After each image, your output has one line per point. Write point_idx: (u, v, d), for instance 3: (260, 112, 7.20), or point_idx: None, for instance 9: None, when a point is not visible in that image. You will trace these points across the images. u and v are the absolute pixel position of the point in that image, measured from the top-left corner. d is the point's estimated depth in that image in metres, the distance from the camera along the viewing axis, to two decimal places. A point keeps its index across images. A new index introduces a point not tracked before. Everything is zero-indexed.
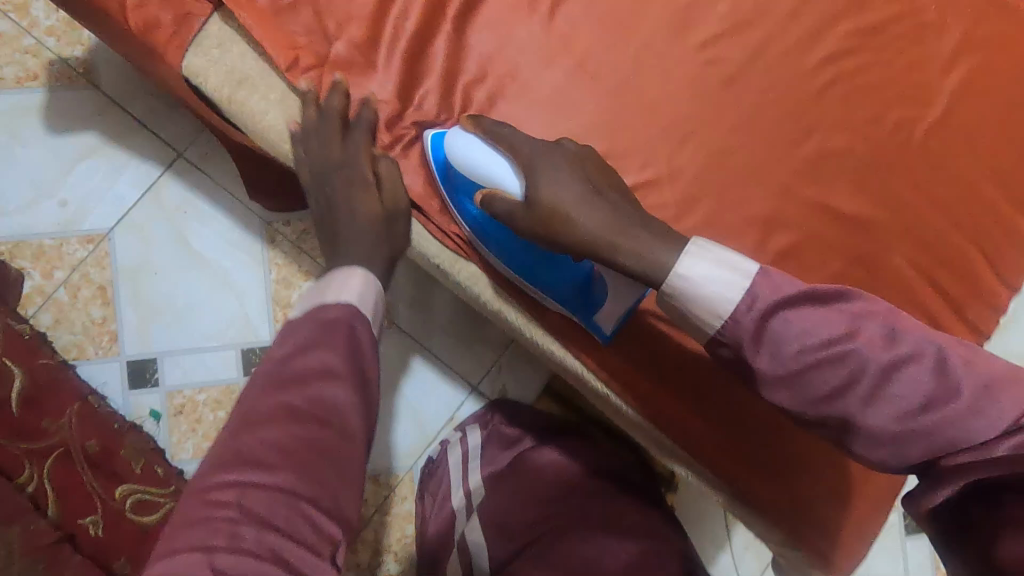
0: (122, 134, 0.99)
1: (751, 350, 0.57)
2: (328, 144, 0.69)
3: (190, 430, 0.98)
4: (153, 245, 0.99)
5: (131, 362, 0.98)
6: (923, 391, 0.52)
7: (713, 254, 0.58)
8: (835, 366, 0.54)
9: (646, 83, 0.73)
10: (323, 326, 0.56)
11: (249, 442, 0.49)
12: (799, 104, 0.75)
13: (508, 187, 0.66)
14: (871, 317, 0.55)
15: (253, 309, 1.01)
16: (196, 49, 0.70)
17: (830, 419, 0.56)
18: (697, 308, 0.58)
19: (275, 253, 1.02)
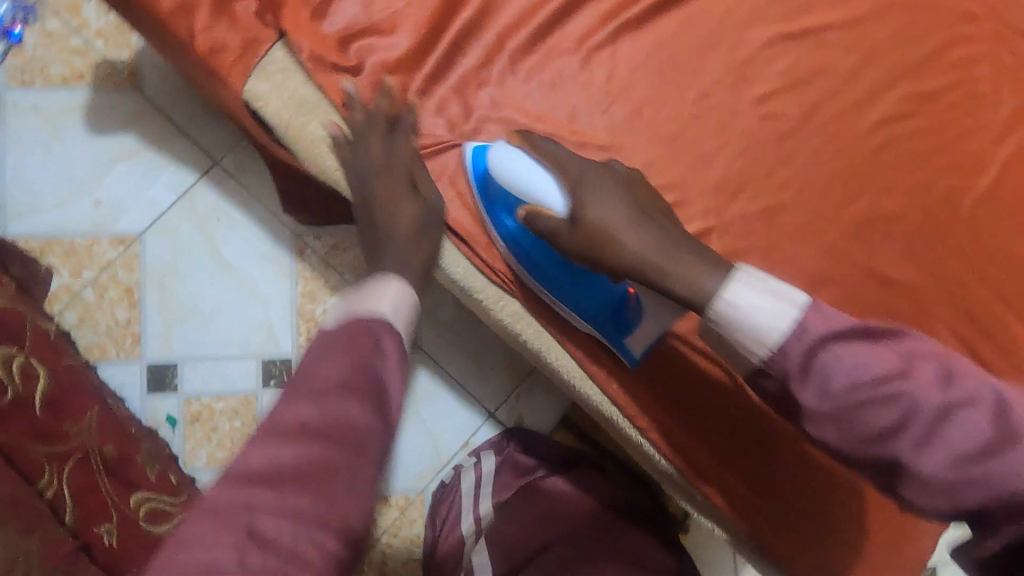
0: (160, 139, 1.00)
1: (795, 383, 0.49)
2: (369, 152, 0.66)
3: (205, 437, 0.99)
4: (182, 251, 1.00)
5: (151, 366, 0.98)
6: (984, 437, 0.44)
7: (761, 282, 0.50)
8: (887, 406, 0.46)
9: (697, 134, 0.69)
10: (355, 340, 0.49)
11: (261, 456, 0.42)
12: (854, 164, 0.70)
13: (548, 201, 0.61)
14: (926, 352, 0.47)
15: (277, 320, 1.01)
16: (260, 74, 0.66)
17: (879, 462, 0.48)
18: (745, 340, 0.50)
19: (304, 266, 1.02)
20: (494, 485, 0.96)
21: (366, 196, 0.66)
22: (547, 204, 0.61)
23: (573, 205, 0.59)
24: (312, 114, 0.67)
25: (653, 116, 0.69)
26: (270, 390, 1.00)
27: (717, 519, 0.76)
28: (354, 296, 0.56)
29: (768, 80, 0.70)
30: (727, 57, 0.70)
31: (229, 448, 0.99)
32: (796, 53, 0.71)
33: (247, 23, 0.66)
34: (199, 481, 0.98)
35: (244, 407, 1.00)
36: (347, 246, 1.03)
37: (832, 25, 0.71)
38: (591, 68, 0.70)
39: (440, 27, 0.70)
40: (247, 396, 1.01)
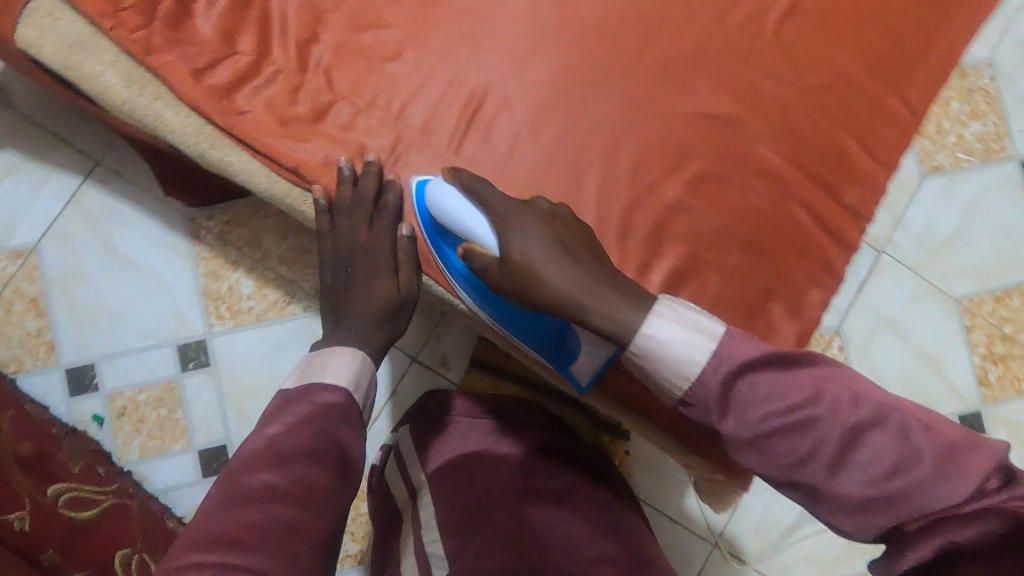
0: (41, 151, 1.02)
1: (717, 415, 0.59)
2: (354, 232, 0.79)
3: (134, 430, 1.02)
4: (80, 252, 1.03)
5: (70, 370, 1.02)
6: (888, 456, 0.53)
7: (680, 317, 0.61)
8: (801, 433, 0.56)
9: (489, 13, 0.85)
10: (320, 407, 0.65)
11: (233, 516, 0.54)
12: (642, 14, 0.86)
13: (483, 241, 0.70)
14: (836, 380, 0.58)
15: (186, 305, 1.04)
16: (25, 19, 0.74)
17: (799, 485, 0.57)
18: (668, 369, 0.60)
19: (201, 247, 1.05)
20: (418, 455, 0.96)
21: (351, 264, 0.81)
22: (484, 244, 0.70)
23: (502, 246, 0.68)
24: (83, 49, 0.76)
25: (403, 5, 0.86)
26: (190, 372, 1.03)
27: (622, 411, 0.82)
28: (315, 363, 0.71)
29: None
30: None
31: (159, 436, 1.03)
32: None
33: None
34: (135, 472, 1.02)
35: (168, 394, 1.03)
36: (241, 221, 1.06)
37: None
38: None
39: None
40: (170, 382, 1.04)
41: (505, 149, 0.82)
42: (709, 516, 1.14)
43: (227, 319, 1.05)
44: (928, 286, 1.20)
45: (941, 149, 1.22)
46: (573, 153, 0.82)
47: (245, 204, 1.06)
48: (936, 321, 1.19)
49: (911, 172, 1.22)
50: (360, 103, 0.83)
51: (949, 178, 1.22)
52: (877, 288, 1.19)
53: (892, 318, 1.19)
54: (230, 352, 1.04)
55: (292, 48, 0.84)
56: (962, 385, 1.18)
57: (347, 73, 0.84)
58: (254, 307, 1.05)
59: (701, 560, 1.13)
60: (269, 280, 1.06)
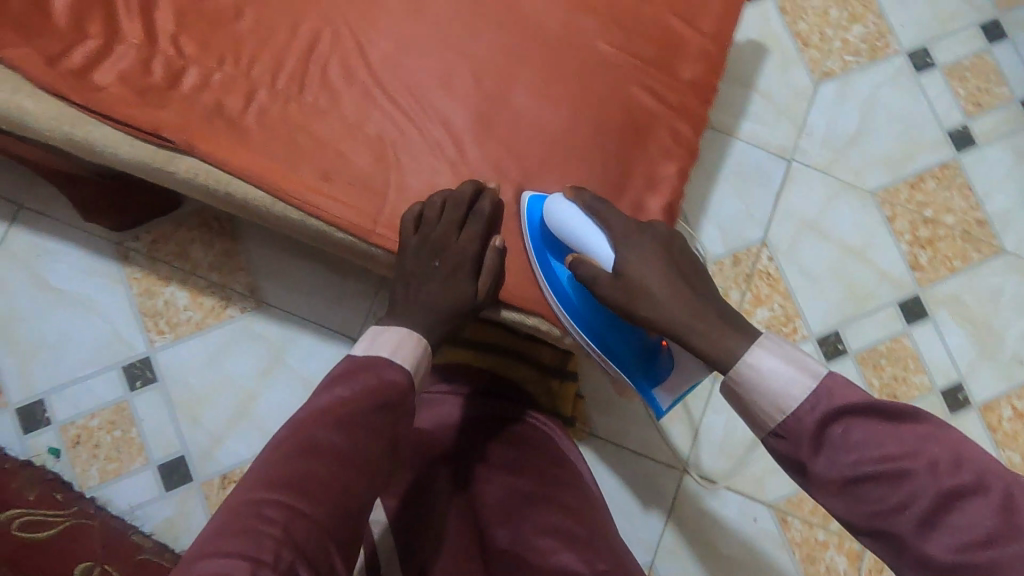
0: None
1: (806, 452, 0.53)
2: (442, 236, 0.73)
3: (91, 456, 0.93)
4: (12, 293, 0.95)
5: (20, 408, 0.93)
6: (989, 526, 0.47)
7: (784, 350, 0.58)
8: (892, 485, 0.50)
9: None
10: (383, 383, 0.60)
11: (300, 465, 0.52)
12: None
13: (598, 257, 0.71)
14: (943, 439, 0.50)
15: (124, 324, 0.96)
16: None
17: (881, 538, 0.51)
18: (766, 402, 0.56)
19: (132, 268, 0.96)
20: None
21: (432, 265, 0.74)
22: (599, 259, 0.71)
23: (620, 263, 0.69)
24: None
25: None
26: (139, 391, 0.94)
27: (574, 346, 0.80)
28: (384, 343, 0.64)
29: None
30: None
31: (117, 458, 0.93)
32: None
33: None
34: (99, 499, 0.92)
35: (120, 415, 0.94)
36: (167, 237, 0.97)
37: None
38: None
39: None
40: (121, 405, 0.95)
41: (370, 98, 0.76)
42: (673, 443, 1.09)
43: (168, 333, 0.96)
44: (842, 184, 1.21)
45: (829, 56, 1.24)
46: (454, 85, 0.77)
47: (167, 220, 0.97)
48: (856, 214, 1.20)
49: (805, 83, 1.22)
50: (212, 63, 0.76)
51: (841, 82, 1.23)
52: (793, 196, 1.19)
53: (814, 221, 1.19)
54: (180, 365, 0.95)
55: (136, 16, 0.76)
56: (894, 271, 1.19)
57: (194, 34, 0.77)
58: (191, 317, 0.96)
59: (673, 489, 1.08)
60: (202, 288, 0.97)
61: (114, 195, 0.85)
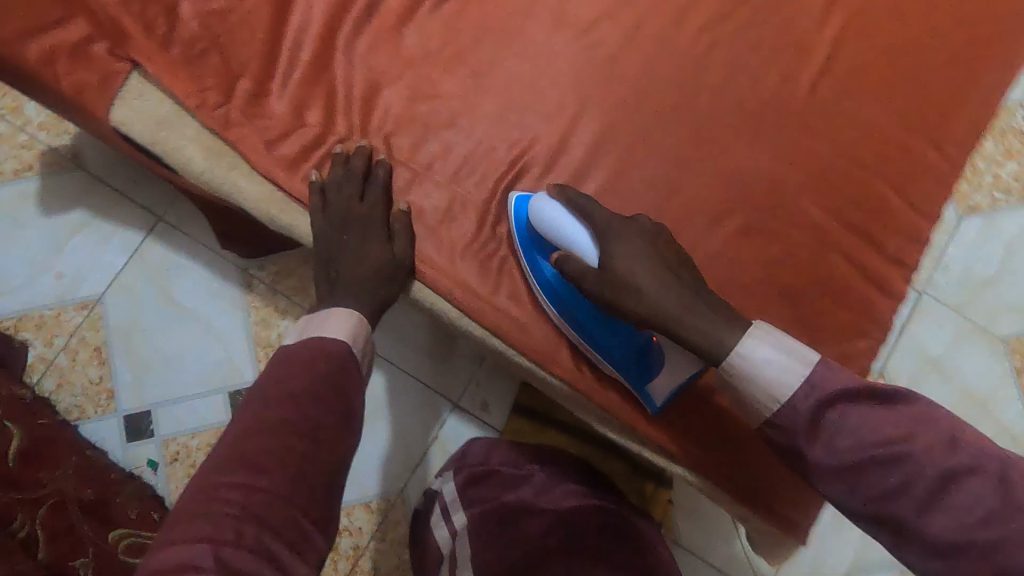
0: (106, 208, 1.08)
1: (805, 440, 0.62)
2: (345, 203, 0.76)
3: (186, 475, 1.03)
4: (141, 306, 1.06)
5: (127, 417, 1.04)
6: (985, 504, 0.53)
7: (775, 339, 0.63)
8: (890, 468, 0.57)
9: (530, 74, 0.86)
10: (325, 356, 0.62)
11: (249, 447, 0.53)
12: (688, 69, 0.88)
13: (582, 253, 0.73)
14: (935, 427, 0.58)
15: (237, 353, 1.07)
16: (119, 102, 0.74)
17: (886, 520, 0.59)
18: (758, 391, 0.63)
19: (253, 297, 1.08)
20: (461, 502, 0.90)
21: (343, 236, 0.76)
22: (583, 254, 0.73)
23: (606, 258, 0.71)
24: (169, 126, 0.75)
25: (460, 73, 0.85)
26: None
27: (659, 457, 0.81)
28: (315, 326, 0.66)
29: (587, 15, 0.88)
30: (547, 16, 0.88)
31: None
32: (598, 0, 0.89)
33: (102, 60, 0.73)
34: None
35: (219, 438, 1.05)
36: (290, 272, 1.08)
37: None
38: (406, 34, 0.86)
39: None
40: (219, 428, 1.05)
41: None
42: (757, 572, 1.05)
43: None
44: (973, 327, 1.10)
45: (977, 188, 1.14)
46: (649, 223, 0.83)
47: (294, 255, 1.09)
48: (984, 363, 1.09)
49: (948, 216, 1.13)
50: (420, 170, 0.82)
51: (987, 219, 1.13)
52: (919, 330, 1.10)
53: (936, 359, 1.09)
54: None
55: (356, 120, 0.83)
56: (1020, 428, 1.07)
57: (410, 139, 0.83)
58: None
59: None
60: None
61: (236, 224, 0.94)
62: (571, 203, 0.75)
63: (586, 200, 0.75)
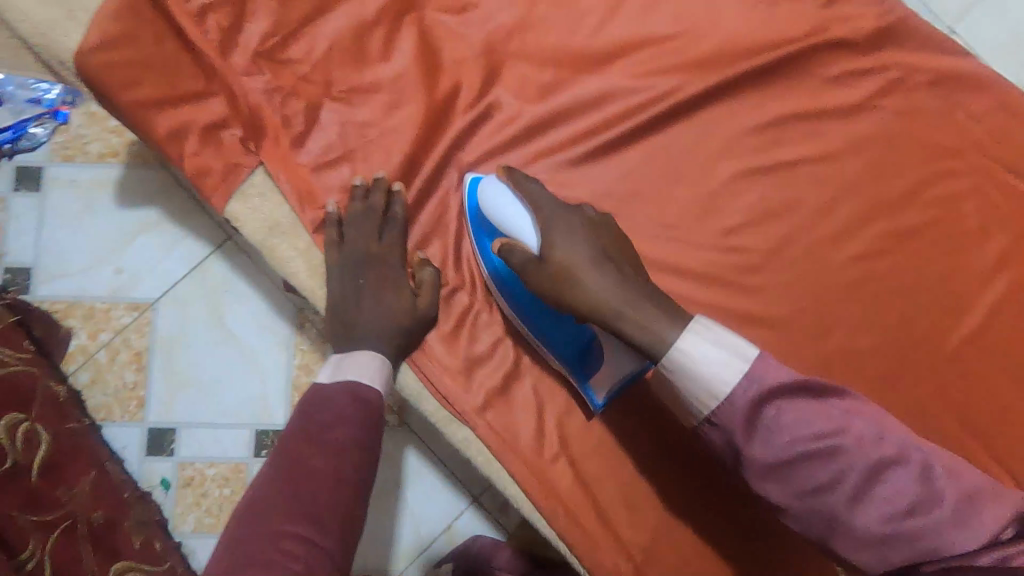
0: (181, 214, 1.03)
1: (742, 439, 0.47)
2: (365, 241, 0.58)
3: (194, 503, 0.99)
4: (190, 320, 1.01)
5: (151, 430, 0.99)
6: (909, 495, 0.44)
7: (715, 333, 0.48)
8: (825, 463, 0.45)
9: (691, 231, 0.61)
10: (359, 403, 0.52)
11: (303, 493, 0.46)
12: (936, 280, 0.61)
13: (523, 235, 0.56)
14: (864, 412, 0.47)
15: (274, 393, 1.02)
16: (239, 197, 0.59)
17: (811, 516, 0.47)
18: (691, 386, 0.48)
19: (303, 339, 1.03)
20: None
21: (357, 283, 0.58)
22: (523, 240, 0.56)
23: (543, 243, 0.54)
24: (283, 234, 0.59)
25: (605, 210, 0.62)
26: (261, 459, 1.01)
27: None
28: (354, 366, 0.55)
29: (774, 121, 0.62)
30: (736, 148, 0.62)
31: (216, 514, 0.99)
32: (814, 125, 0.62)
33: (231, 150, 0.59)
34: (185, 546, 0.98)
35: (235, 475, 1.00)
36: None
37: (853, 71, 0.62)
38: (552, 130, 0.62)
39: (404, 10, 0.62)
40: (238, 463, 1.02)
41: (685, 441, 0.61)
42: None
43: None
44: None
45: None
46: None
47: None
48: None
49: None
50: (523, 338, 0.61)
51: None
52: None
53: None
54: None
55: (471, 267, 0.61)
56: None
57: None
58: None
59: None
60: None
61: None
62: (517, 186, 0.57)
63: (533, 185, 0.57)
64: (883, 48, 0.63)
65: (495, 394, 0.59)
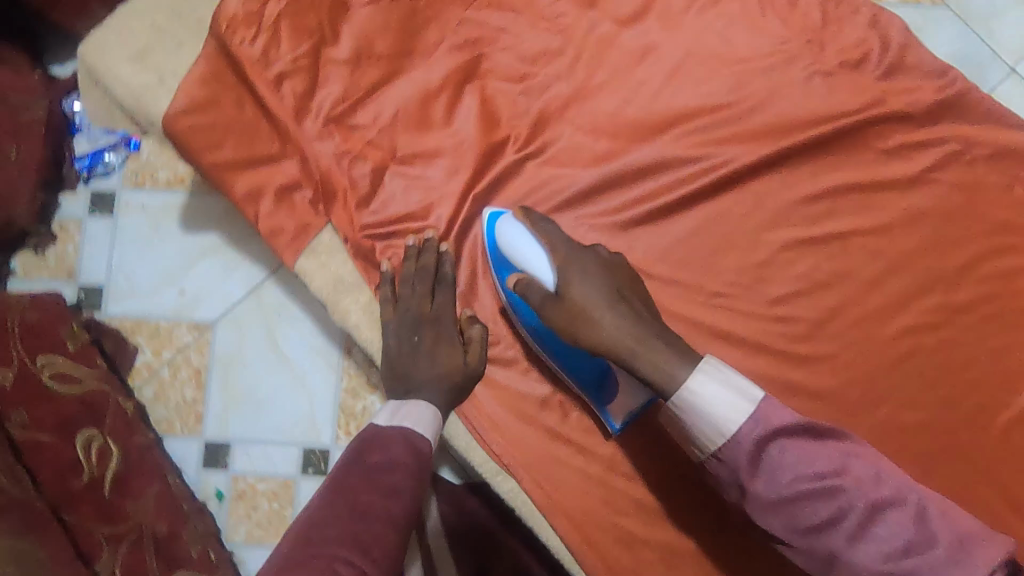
0: (240, 240, 1.03)
1: (746, 475, 0.50)
2: (419, 299, 0.62)
3: (245, 515, 0.98)
4: (246, 340, 1.02)
5: (208, 444, 1.00)
6: (904, 535, 0.47)
7: (724, 374, 0.50)
8: (826, 500, 0.48)
9: (740, 297, 0.62)
10: (415, 451, 0.51)
11: (352, 519, 0.45)
12: (987, 354, 0.61)
13: (540, 273, 0.59)
14: (861, 454, 0.50)
15: (322, 415, 1.00)
16: (308, 253, 0.63)
17: (812, 550, 0.50)
18: (701, 425, 0.50)
19: (349, 362, 1.02)
20: None
21: (413, 340, 0.61)
22: (539, 277, 0.59)
23: (561, 281, 0.57)
24: (348, 290, 0.64)
25: (657, 274, 0.63)
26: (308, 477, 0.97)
27: None
28: (408, 414, 0.55)
29: (827, 192, 0.63)
30: (786, 218, 0.63)
31: (265, 528, 0.98)
32: (865, 196, 0.63)
33: (303, 210, 0.64)
34: (237, 556, 0.98)
35: (283, 491, 0.99)
36: None
37: (910, 143, 0.63)
38: (607, 195, 0.64)
39: (467, 79, 0.65)
40: (287, 480, 1.00)
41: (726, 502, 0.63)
42: None
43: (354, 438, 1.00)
44: None
45: None
46: None
47: None
48: None
49: None
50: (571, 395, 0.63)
51: None
52: None
53: None
54: None
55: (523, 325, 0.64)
56: None
57: None
58: None
59: None
60: None
61: None
62: (533, 225, 0.60)
63: (547, 224, 0.60)
64: (941, 121, 0.63)
65: (542, 447, 0.62)
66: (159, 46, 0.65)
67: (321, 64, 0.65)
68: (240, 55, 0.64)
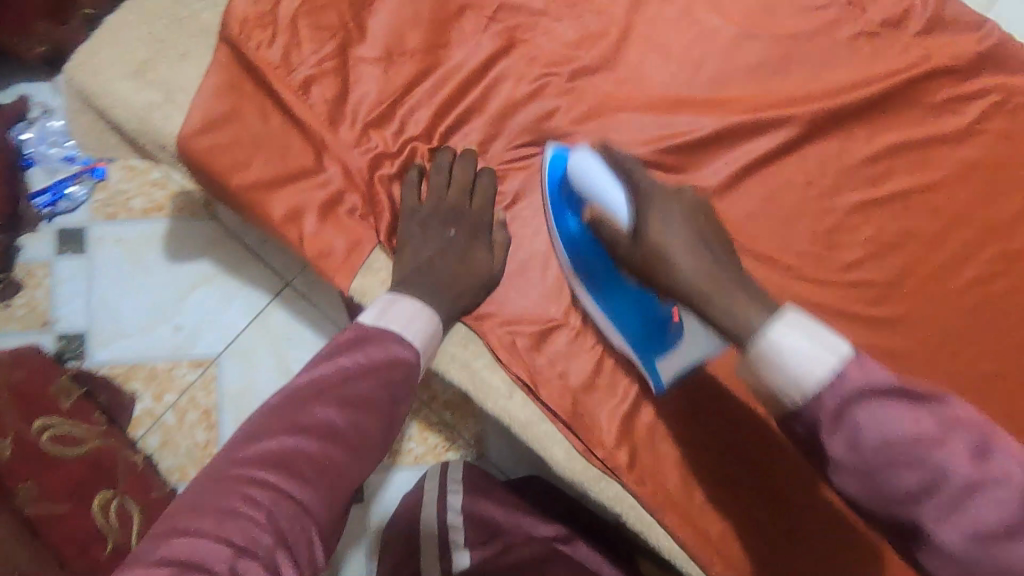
0: (236, 264, 0.90)
1: (825, 432, 0.38)
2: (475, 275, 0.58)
3: None
4: (257, 371, 0.87)
5: None
6: (1011, 518, 0.34)
7: (808, 328, 0.38)
8: (915, 469, 0.36)
9: (814, 266, 0.62)
10: (390, 361, 0.48)
11: (283, 441, 0.42)
12: None
13: (614, 208, 0.53)
14: (970, 423, 0.36)
15: None
16: (364, 271, 0.58)
17: (897, 523, 0.38)
18: (784, 382, 0.38)
19: None
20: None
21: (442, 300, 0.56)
22: (614, 215, 0.53)
23: (639, 217, 0.50)
24: None
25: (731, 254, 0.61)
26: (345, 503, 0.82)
27: None
28: (397, 314, 0.51)
29: (883, 152, 0.63)
30: (846, 183, 0.63)
31: None
32: (920, 154, 0.63)
33: (352, 227, 0.58)
34: None
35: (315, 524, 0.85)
36: None
37: (957, 96, 0.63)
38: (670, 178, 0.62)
39: (510, 67, 0.61)
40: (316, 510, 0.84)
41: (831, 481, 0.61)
42: None
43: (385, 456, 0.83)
44: None
45: None
46: None
47: None
48: None
49: None
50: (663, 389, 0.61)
51: None
52: None
53: None
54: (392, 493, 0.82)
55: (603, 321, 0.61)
56: None
57: None
58: (414, 450, 0.84)
59: None
60: (432, 424, 0.85)
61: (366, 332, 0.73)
62: (613, 161, 0.54)
63: (629, 160, 0.54)
64: (982, 72, 0.64)
65: (638, 447, 0.59)
66: (160, 60, 0.58)
67: (351, 64, 0.59)
68: (261, 62, 0.57)
